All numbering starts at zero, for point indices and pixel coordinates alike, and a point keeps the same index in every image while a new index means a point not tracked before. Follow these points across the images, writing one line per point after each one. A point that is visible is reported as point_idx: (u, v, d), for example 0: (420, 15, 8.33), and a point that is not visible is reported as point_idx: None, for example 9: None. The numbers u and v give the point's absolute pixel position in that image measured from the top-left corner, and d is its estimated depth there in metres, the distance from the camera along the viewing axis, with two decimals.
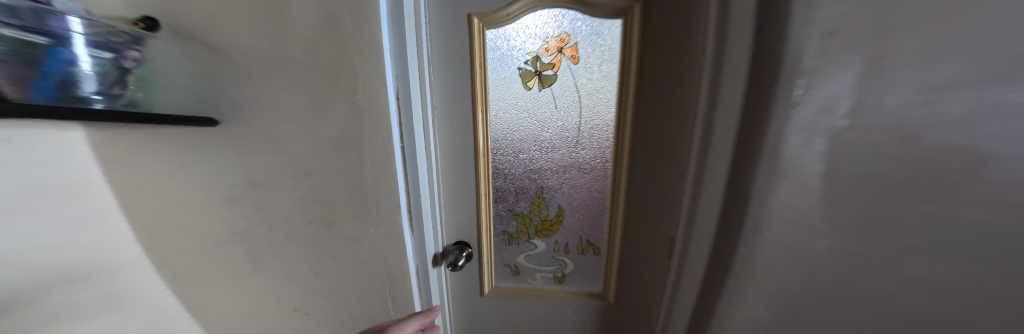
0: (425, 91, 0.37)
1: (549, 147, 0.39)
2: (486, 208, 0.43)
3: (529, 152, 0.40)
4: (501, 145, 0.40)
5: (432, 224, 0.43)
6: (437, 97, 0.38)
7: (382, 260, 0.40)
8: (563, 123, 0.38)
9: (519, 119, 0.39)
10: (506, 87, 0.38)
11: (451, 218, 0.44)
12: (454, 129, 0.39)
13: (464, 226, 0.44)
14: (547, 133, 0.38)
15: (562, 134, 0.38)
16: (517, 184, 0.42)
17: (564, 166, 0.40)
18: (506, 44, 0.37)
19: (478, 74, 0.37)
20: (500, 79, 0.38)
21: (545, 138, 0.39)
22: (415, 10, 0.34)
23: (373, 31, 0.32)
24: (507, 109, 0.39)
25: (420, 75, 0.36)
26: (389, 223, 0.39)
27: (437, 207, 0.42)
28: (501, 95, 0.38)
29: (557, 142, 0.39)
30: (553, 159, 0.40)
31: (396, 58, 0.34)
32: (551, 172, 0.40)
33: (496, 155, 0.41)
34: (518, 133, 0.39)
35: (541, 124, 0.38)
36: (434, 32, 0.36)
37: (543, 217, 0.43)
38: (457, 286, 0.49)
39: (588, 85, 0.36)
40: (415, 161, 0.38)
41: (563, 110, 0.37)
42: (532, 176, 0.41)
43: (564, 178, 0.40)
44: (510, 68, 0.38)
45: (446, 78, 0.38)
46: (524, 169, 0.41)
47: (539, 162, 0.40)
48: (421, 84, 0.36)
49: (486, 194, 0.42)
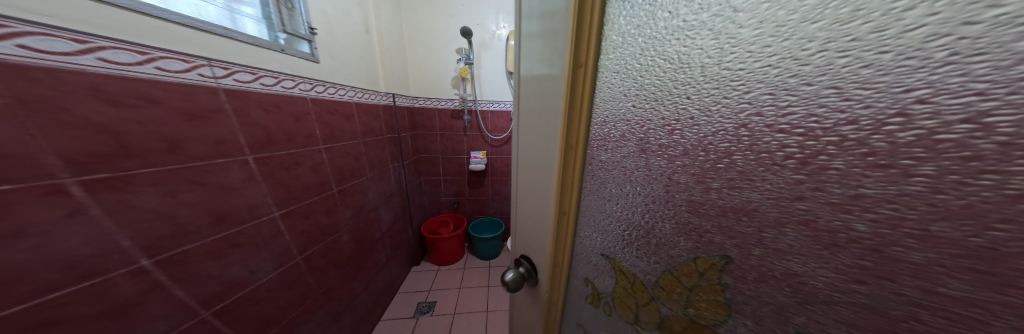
0: (535, 89, 0.50)
1: (938, 196, 0.15)
2: (562, 183, 0.46)
3: (738, 168, 0.26)
4: (604, 140, 0.41)
5: (529, 196, 0.59)
6: (534, 72, 0.51)
7: (527, 221, 0.61)
8: (951, 54, 0.14)
9: (695, 68, 0.29)
10: (652, 62, 0.34)
11: (530, 181, 0.57)
12: (544, 97, 0.48)
13: (538, 194, 0.54)
14: (810, 88, 0.20)
15: (977, 106, 0.13)
16: (641, 184, 0.37)
17: (846, 212, 0.20)
18: (665, 10, 0.32)
19: (571, 31, 0.39)
20: (639, 53, 0.35)
21: (883, 145, 0.17)
22: (554, 25, 0.43)
23: (536, 54, 0.50)
24: (637, 92, 0.36)
25: (541, 77, 0.48)
26: (523, 183, 0.61)
27: (532, 184, 0.56)
28: (631, 76, 0.36)
29: (779, 145, 0.23)
30: (906, 234, 0.17)
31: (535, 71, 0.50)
32: (865, 260, 0.19)
33: (596, 153, 0.43)
34: (665, 96, 0.32)
35: (775, 64, 0.22)
36: (553, 36, 0.44)
37: (708, 327, 0.31)
38: (540, 309, 0.64)
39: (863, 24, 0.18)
40: (525, 142, 0.56)
41: (946, 7, 0.14)
42: (756, 246, 0.25)
43: (938, 300, 0.16)
44: (671, 4, 0.31)
45: (547, 51, 0.46)
46: (690, 203, 0.31)
47: (836, 230, 0.20)
48: (541, 82, 0.48)
49: (565, 192, 0.47)
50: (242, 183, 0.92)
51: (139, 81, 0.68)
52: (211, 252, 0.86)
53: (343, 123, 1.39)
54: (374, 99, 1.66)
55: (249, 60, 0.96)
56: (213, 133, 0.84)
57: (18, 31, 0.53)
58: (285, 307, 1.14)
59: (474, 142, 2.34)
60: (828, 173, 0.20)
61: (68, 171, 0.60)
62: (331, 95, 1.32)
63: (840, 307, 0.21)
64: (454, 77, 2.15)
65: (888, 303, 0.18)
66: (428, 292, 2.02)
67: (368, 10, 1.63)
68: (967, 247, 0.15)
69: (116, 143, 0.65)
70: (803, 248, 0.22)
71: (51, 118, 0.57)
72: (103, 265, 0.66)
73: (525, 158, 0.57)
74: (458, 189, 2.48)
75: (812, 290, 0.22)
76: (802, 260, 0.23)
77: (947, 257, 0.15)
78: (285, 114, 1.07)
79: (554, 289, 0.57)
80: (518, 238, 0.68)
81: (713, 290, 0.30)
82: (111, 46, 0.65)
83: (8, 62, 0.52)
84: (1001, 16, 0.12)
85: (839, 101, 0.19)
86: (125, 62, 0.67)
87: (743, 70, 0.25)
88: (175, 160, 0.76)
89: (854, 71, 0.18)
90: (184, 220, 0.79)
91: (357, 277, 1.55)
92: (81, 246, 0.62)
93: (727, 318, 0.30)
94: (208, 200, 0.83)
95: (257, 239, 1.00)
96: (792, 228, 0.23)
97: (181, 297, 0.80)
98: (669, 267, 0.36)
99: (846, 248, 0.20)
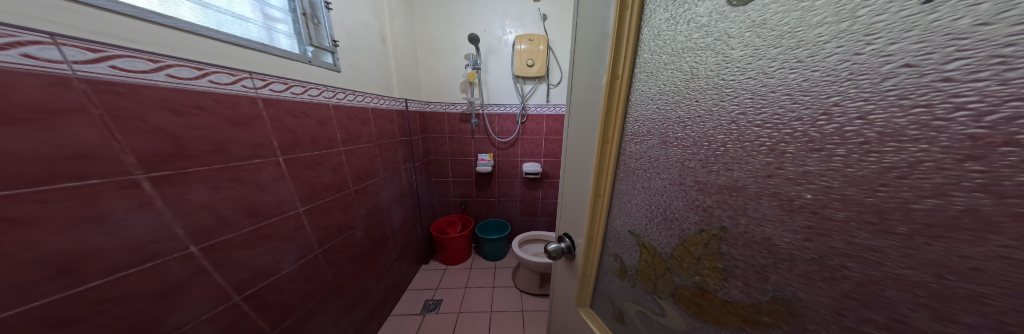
0: (584, 94, 0.62)
1: (848, 169, 0.22)
2: (598, 169, 0.57)
3: (730, 154, 0.32)
4: (635, 135, 0.50)
5: (572, 183, 0.70)
6: (584, 81, 0.62)
7: (570, 205, 0.72)
8: (848, 74, 0.21)
9: (703, 79, 0.36)
10: (670, 71, 0.41)
11: (574, 170, 0.68)
12: (591, 102, 0.59)
13: (581, 181, 0.65)
14: (774, 95, 0.27)
15: (864, 108, 0.20)
16: (661, 171, 0.45)
17: (798, 185, 0.25)
18: (680, 31, 0.40)
19: (612, 50, 0.50)
20: (661, 65, 0.43)
21: (817, 134, 0.23)
22: (603, 44, 0.54)
23: (586, 66, 0.61)
24: (658, 96, 0.44)
25: (589, 85, 0.60)
26: (567, 172, 0.72)
27: (575, 172, 0.67)
28: (656, 83, 0.44)
29: (754, 137, 0.29)
30: (834, 198, 0.23)
31: (585, 79, 0.61)
32: (811, 221, 0.25)
33: (629, 146, 0.51)
34: (681, 100, 0.40)
35: (753, 77, 0.29)
36: (602, 53, 0.55)
37: (710, 291, 0.38)
38: (574, 282, 0.74)
39: (806, 52, 0.24)
40: (573, 137, 0.68)
41: (846, 43, 0.22)
42: (743, 216, 0.32)
43: (855, 248, 0.23)
44: (686, 30, 0.39)
45: (596, 65, 0.57)
46: (699, 185, 0.38)
47: (793, 198, 0.26)
48: (589, 89, 0.60)
49: (603, 178, 0.57)
50: (274, 181, 1.00)
51: (196, 93, 0.77)
52: (246, 242, 0.93)
53: (363, 127, 1.49)
54: (388, 104, 1.76)
55: (283, 72, 1.04)
56: (252, 137, 0.92)
57: (109, 54, 0.62)
58: (305, 297, 1.19)
59: (481, 144, 2.42)
60: (785, 155, 0.26)
61: (139, 167, 0.67)
62: (347, 100, 1.38)
63: (798, 262, 0.27)
64: (461, 82, 2.25)
65: (828, 256, 0.24)
66: (434, 290, 2.10)
67: (384, 21, 1.74)
68: (867, 205, 0.21)
69: (176, 145, 0.73)
70: (771, 215, 0.28)
71: (129, 124, 0.65)
72: (160, 249, 0.72)
73: (572, 151, 0.69)
74: (465, 190, 2.57)
75: (781, 250, 0.28)
76: (771, 225, 0.28)
77: (857, 214, 0.22)
78: (311, 120, 1.15)
79: (589, 262, 0.67)
80: (561, 220, 0.79)
81: (714, 258, 0.37)
82: (177, 64, 0.74)
83: (102, 80, 0.61)
84: (871, 51, 0.20)
85: (790, 104, 0.25)
86: (187, 77, 0.75)
87: (733, 81, 0.31)
88: (221, 160, 0.83)
89: (798, 83, 0.25)
90: (225, 212, 0.86)
91: (369, 273, 1.61)
92: (144, 232, 0.69)
93: (724, 282, 0.36)
94: (246, 196, 0.91)
95: (285, 232, 1.07)
96: (765, 199, 0.29)
97: (219, 282, 0.86)
98: (682, 240, 0.43)
99: (798, 213, 0.26)
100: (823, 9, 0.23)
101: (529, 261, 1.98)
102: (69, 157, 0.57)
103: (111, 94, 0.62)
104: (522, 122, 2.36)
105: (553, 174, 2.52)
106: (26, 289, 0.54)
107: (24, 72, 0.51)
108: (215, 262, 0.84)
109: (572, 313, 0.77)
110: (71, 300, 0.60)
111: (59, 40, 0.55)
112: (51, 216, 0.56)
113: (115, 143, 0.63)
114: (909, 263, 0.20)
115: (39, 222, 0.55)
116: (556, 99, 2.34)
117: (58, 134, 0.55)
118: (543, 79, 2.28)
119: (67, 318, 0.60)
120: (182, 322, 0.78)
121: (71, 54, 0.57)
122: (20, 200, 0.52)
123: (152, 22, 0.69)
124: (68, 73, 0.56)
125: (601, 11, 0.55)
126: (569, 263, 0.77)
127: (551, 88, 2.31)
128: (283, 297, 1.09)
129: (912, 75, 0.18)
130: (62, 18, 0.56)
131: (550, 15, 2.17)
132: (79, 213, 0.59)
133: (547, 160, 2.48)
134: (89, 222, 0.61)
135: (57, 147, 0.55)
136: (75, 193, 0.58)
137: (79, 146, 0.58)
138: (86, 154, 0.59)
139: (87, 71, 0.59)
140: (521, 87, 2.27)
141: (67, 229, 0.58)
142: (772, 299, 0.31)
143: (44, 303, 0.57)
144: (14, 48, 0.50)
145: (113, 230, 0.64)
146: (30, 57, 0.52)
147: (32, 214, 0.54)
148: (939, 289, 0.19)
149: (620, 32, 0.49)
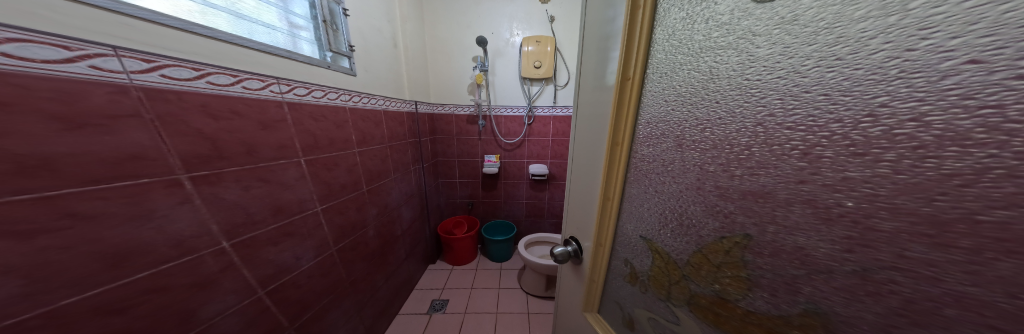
0: (592, 95, 0.61)
1: (898, 176, 0.20)
2: (607, 173, 0.55)
3: (755, 158, 0.30)
4: (647, 137, 0.48)
5: (579, 186, 0.68)
6: (592, 82, 0.61)
7: (577, 208, 0.71)
8: (899, 72, 0.19)
9: (724, 79, 0.34)
10: (688, 71, 0.40)
11: (582, 173, 0.66)
12: (599, 104, 0.58)
13: (589, 184, 0.64)
14: (808, 95, 0.25)
15: (918, 109, 0.19)
16: (676, 174, 0.43)
17: (837, 192, 0.24)
18: (698, 30, 0.38)
19: (623, 50, 0.49)
20: (676, 65, 0.42)
21: (860, 138, 0.22)
22: (612, 44, 0.53)
23: (594, 67, 0.60)
24: (674, 97, 0.42)
25: (597, 86, 0.58)
26: (574, 175, 0.71)
27: (583, 175, 0.66)
28: (671, 83, 0.43)
29: (785, 140, 0.27)
30: (881, 207, 0.21)
31: (593, 80, 0.60)
32: (852, 231, 0.23)
33: (640, 148, 0.50)
34: (699, 101, 0.38)
35: (782, 76, 0.27)
36: (612, 53, 0.53)
37: (731, 301, 0.37)
38: (581, 287, 0.73)
39: (847, 49, 0.23)
40: (581, 139, 0.66)
41: (895, 39, 0.20)
42: (771, 224, 0.30)
43: (906, 262, 0.21)
44: (705, 28, 0.38)
45: (604, 66, 0.56)
46: (719, 190, 0.36)
47: (830, 206, 0.24)
48: (598, 90, 0.58)
49: (612, 182, 0.55)
50: (295, 181, 1.04)
51: (230, 98, 0.82)
52: (270, 239, 0.97)
53: (375, 129, 1.53)
54: (399, 107, 1.79)
55: (304, 76, 1.09)
56: (277, 139, 0.96)
57: (160, 64, 0.67)
58: (321, 293, 1.23)
59: (488, 145, 2.43)
60: (822, 161, 0.24)
61: (182, 167, 0.72)
62: (362, 103, 1.42)
63: (836, 275, 0.25)
64: (469, 84, 2.27)
65: (873, 269, 0.23)
66: (440, 290, 2.11)
67: (396, 25, 1.79)
68: (922, 215, 0.19)
69: (212, 146, 0.77)
70: (805, 223, 0.26)
71: (174, 127, 0.70)
72: (197, 244, 0.76)
73: (579, 153, 0.67)
74: (472, 191, 2.59)
75: (816, 261, 0.26)
76: (806, 235, 0.26)
77: (907, 224, 0.20)
78: (329, 122, 1.19)
79: (597, 266, 0.65)
80: (567, 223, 0.77)
81: (736, 266, 0.35)
82: (215, 72, 0.78)
83: (154, 87, 0.66)
84: (927, 46, 0.18)
85: (828, 105, 0.24)
86: (224, 84, 0.80)
87: (759, 81, 0.30)
88: (250, 161, 0.88)
89: (838, 83, 0.23)
90: (253, 210, 0.90)
91: (379, 271, 1.65)
92: (185, 227, 0.73)
93: (748, 292, 0.34)
94: (271, 195, 0.95)
95: (305, 229, 1.11)
96: (797, 206, 0.27)
97: (246, 277, 0.91)
98: (700, 246, 0.41)
99: (838, 222, 0.24)
100: (866, 3, 0.22)
101: (536, 263, 1.96)
102: (126, 158, 0.62)
103: (161, 100, 0.67)
104: (529, 123, 2.35)
105: (560, 176, 2.50)
106: (85, 279, 0.59)
107: (88, 81, 0.56)
108: (243, 257, 0.89)
109: (578, 317, 0.76)
110: (124, 290, 0.64)
111: (120, 52, 0.61)
112: (109, 213, 0.61)
113: (162, 145, 0.67)
114: (975, 280, 0.18)
115: (100, 218, 0.59)
116: (563, 100, 2.32)
117: (118, 137, 0.60)
118: (551, 80, 2.27)
119: (118, 306, 0.64)
120: (213, 315, 0.82)
121: (130, 65, 0.62)
122: (86, 198, 0.57)
123: (196, 33, 0.74)
124: (125, 82, 0.61)
125: (610, 11, 0.54)
126: (576, 267, 0.75)
127: (558, 90, 2.29)
128: (301, 292, 1.13)
129: (979, 72, 0.16)
130: (122, 32, 0.62)
131: (558, 17, 2.16)
132: (133, 210, 0.64)
133: (554, 161, 2.46)
134: (142, 219, 0.65)
135: (115, 149, 0.60)
136: (131, 192, 0.63)
137: (135, 148, 0.63)
138: (139, 156, 0.64)
139: (143, 79, 0.64)
140: (528, 89, 2.26)
141: (123, 225, 0.63)
142: (804, 312, 0.29)
143: (101, 292, 0.61)
144: (83, 60, 0.56)
145: (160, 226, 0.69)
146: (95, 68, 0.57)
147: (95, 210, 0.59)
148: (1011, 310, 0.17)
149: (631, 31, 0.47)
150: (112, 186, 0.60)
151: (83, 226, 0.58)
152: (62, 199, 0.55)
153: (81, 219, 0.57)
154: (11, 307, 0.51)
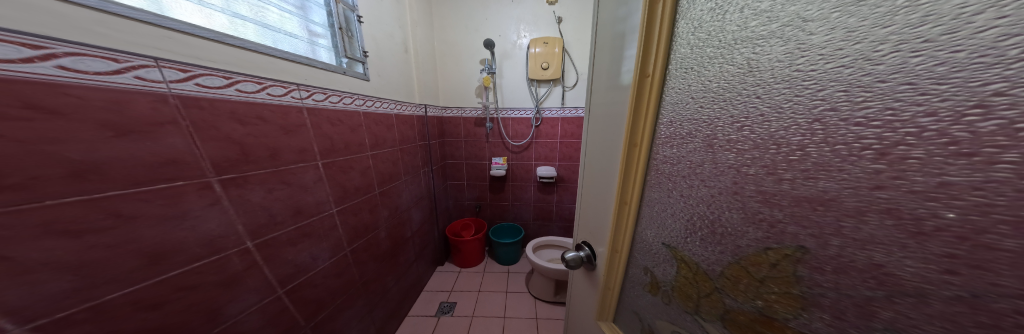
0: (606, 96, 0.57)
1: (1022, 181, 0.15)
2: (624, 176, 0.52)
3: (812, 159, 0.27)
4: (670, 136, 0.45)
5: (593, 189, 0.65)
6: (606, 81, 0.58)
7: (589, 213, 0.68)
8: (1018, 52, 0.15)
9: (765, 71, 0.31)
10: (721, 64, 0.36)
11: (596, 176, 0.63)
12: (614, 103, 0.55)
13: (603, 187, 0.61)
14: (884, 85, 0.22)
15: None
16: (707, 177, 0.39)
17: (941, 201, 0.19)
18: (732, 19, 0.35)
19: (641, 46, 0.45)
20: (705, 58, 0.38)
21: (966, 133, 0.18)
22: (628, 41, 0.50)
23: (608, 67, 0.57)
24: (701, 93, 0.39)
25: (612, 86, 0.55)
26: (587, 178, 0.67)
27: (596, 178, 0.63)
28: (698, 79, 0.39)
29: (860, 137, 0.23)
30: (999, 221, 0.17)
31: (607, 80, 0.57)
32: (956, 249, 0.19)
33: (662, 149, 0.46)
34: (733, 97, 0.35)
35: (847, 65, 0.24)
36: (626, 51, 0.50)
37: (778, 320, 0.33)
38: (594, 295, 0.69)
39: (942, 27, 0.19)
40: (594, 139, 0.63)
41: (1015, 11, 0.15)
42: (834, 236, 0.26)
43: None
44: (739, 18, 0.34)
45: (619, 64, 0.52)
46: (762, 194, 0.32)
47: (922, 218, 0.21)
48: (612, 90, 0.55)
49: (630, 186, 0.52)
50: (314, 183, 1.06)
51: (256, 104, 0.84)
52: (290, 239, 0.99)
53: (388, 132, 1.55)
54: (409, 110, 1.81)
55: (322, 82, 1.11)
56: (299, 143, 0.99)
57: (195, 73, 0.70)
58: (336, 293, 1.25)
59: (496, 148, 2.41)
60: (908, 162, 0.21)
61: (213, 170, 0.74)
62: (375, 107, 1.44)
63: (931, 299, 0.21)
64: (476, 86, 2.27)
65: (989, 296, 0.18)
66: (450, 293, 2.10)
67: (406, 31, 1.82)
68: None
69: (241, 150, 0.80)
70: (886, 236, 0.23)
71: (207, 132, 0.72)
72: (225, 244, 0.78)
73: (592, 155, 0.64)
74: (481, 194, 2.58)
75: (900, 281, 0.22)
76: (886, 250, 0.23)
77: None
78: (345, 126, 1.21)
79: (612, 275, 0.61)
80: (580, 227, 0.74)
81: (785, 282, 0.31)
82: (243, 79, 0.81)
83: (189, 95, 0.68)
84: None
85: (916, 95, 0.20)
86: (250, 91, 0.83)
87: (814, 71, 0.26)
88: (274, 164, 0.90)
89: (928, 69, 0.19)
90: (276, 211, 0.92)
91: (390, 272, 1.65)
92: (215, 227, 0.75)
93: (802, 312, 0.30)
94: (292, 197, 0.98)
95: (322, 230, 1.13)
96: (874, 216, 0.23)
97: (268, 276, 0.93)
98: (737, 257, 0.37)
99: (932, 237, 0.20)
100: None
101: (546, 268, 1.91)
102: (165, 163, 0.64)
103: (195, 106, 0.69)
104: (535, 125, 2.30)
105: (569, 178, 2.45)
106: (127, 277, 0.61)
107: (134, 91, 0.59)
108: (265, 257, 0.91)
109: (591, 327, 0.72)
110: (159, 291, 0.66)
111: (161, 63, 0.63)
112: (150, 214, 0.63)
113: (196, 149, 0.70)
114: None
115: (140, 221, 0.62)
116: (571, 101, 2.28)
117: (161, 143, 0.63)
118: (558, 81, 2.23)
119: (154, 303, 0.66)
120: (238, 312, 0.84)
121: (169, 75, 0.65)
122: (131, 200, 0.60)
123: (227, 44, 0.77)
124: (165, 91, 0.64)
125: (623, 9, 0.51)
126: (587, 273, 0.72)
127: (566, 91, 2.25)
128: (318, 292, 1.15)
129: None
130: (163, 43, 0.65)
131: (564, 17, 2.13)
132: (169, 214, 0.66)
133: (562, 164, 2.42)
134: (178, 221, 0.68)
135: (156, 156, 0.63)
136: (170, 196, 0.66)
137: (173, 154, 0.65)
138: (176, 160, 0.66)
139: (181, 88, 0.67)
140: (535, 90, 2.23)
141: (160, 228, 0.65)
142: None
143: (141, 290, 0.63)
144: (129, 71, 0.59)
145: (194, 228, 0.71)
146: (139, 78, 0.60)
147: (137, 213, 0.61)
148: None
149: (650, 25, 0.44)
150: (155, 189, 0.63)
151: (125, 228, 0.60)
152: (110, 200, 0.57)
153: (123, 221, 0.59)
154: (61, 302, 0.54)
